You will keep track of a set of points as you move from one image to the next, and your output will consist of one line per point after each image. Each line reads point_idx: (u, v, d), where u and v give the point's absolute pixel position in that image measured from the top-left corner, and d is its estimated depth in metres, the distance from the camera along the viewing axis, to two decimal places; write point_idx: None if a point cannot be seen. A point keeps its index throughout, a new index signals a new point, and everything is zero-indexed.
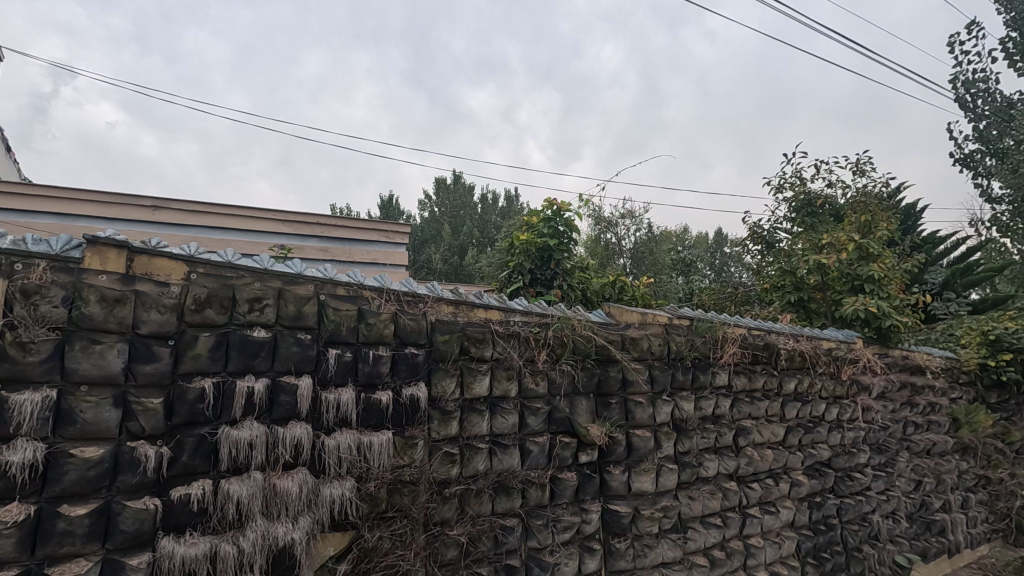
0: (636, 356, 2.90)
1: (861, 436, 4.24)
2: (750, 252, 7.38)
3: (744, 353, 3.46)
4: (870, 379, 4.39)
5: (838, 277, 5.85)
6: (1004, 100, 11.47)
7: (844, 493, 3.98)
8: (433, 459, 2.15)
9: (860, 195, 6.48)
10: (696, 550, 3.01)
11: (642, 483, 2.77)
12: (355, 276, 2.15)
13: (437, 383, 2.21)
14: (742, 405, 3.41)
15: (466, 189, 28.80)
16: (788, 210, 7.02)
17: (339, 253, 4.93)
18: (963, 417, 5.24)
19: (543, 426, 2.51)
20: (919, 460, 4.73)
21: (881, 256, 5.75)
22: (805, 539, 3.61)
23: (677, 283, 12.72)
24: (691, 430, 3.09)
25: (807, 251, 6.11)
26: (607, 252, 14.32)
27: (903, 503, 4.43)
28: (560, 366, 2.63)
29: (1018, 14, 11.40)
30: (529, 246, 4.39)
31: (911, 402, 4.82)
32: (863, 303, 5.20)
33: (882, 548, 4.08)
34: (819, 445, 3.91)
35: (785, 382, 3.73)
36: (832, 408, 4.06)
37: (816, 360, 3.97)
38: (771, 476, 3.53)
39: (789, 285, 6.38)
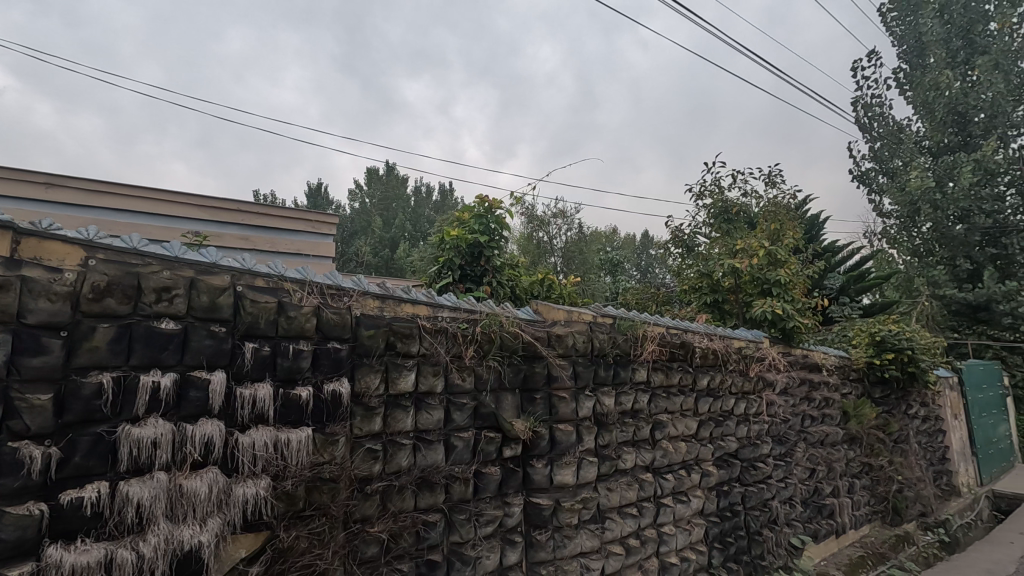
0: (561, 352, 2.98)
1: (765, 428, 4.58)
2: (672, 254, 7.75)
3: (663, 350, 3.64)
4: (774, 376, 4.74)
5: (749, 281, 6.26)
6: (895, 124, 12.73)
7: (749, 481, 4.29)
8: (355, 456, 2.11)
9: (771, 205, 6.96)
10: (613, 539, 3.13)
11: (564, 476, 2.86)
12: (275, 267, 2.07)
13: (361, 378, 2.17)
14: (659, 400, 3.59)
15: (398, 182, 28.25)
16: (707, 216, 7.42)
17: (262, 242, 4.70)
18: (852, 411, 5.77)
19: (468, 422, 2.53)
20: (814, 450, 5.17)
21: (787, 262, 6.22)
22: (712, 525, 3.85)
23: (605, 283, 13.10)
24: (611, 424, 3.22)
25: (723, 255, 6.50)
26: (538, 250, 14.53)
27: (799, 490, 4.83)
28: (486, 363, 2.65)
29: (909, 48, 12.67)
30: (459, 242, 4.38)
31: (809, 397, 5.25)
32: (771, 306, 5.61)
33: (779, 531, 4.42)
34: (727, 437, 4.18)
35: (699, 378, 3.95)
36: (740, 403, 4.35)
37: (727, 358, 4.24)
38: (684, 467, 3.74)
39: (705, 287, 6.76)
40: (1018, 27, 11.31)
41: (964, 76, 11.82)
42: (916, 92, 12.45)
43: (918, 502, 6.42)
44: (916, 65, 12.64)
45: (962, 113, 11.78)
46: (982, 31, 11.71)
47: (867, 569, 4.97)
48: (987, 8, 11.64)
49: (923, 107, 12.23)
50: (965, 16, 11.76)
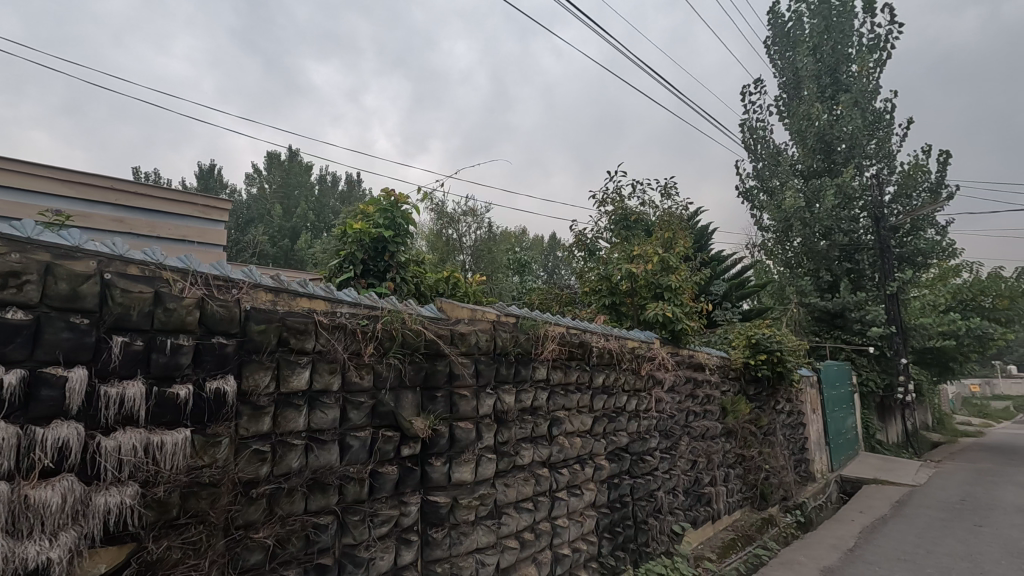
0: (464, 351, 2.99)
1: (653, 424, 4.89)
2: (575, 257, 8.04)
3: (562, 350, 3.78)
4: (663, 374, 5.08)
5: (644, 285, 6.67)
6: (774, 147, 14.10)
7: (637, 473, 4.57)
8: (239, 459, 1.98)
9: (665, 215, 7.44)
10: (509, 534, 3.19)
11: (462, 473, 2.87)
12: (152, 254, 1.90)
13: (248, 376, 2.04)
14: (557, 397, 3.72)
15: (301, 168, 26.76)
16: (608, 222, 7.78)
17: (139, 225, 4.26)
18: (729, 407, 6.32)
19: (365, 421, 2.46)
20: (695, 443, 5.61)
21: (678, 269, 6.69)
22: (602, 516, 4.05)
23: (512, 282, 13.30)
24: (510, 420, 3.28)
25: (621, 260, 6.88)
26: (447, 248, 14.44)
27: (682, 480, 5.21)
28: (386, 360, 2.59)
29: (787, 80, 14.09)
30: (363, 236, 4.27)
31: (693, 394, 5.69)
32: (662, 309, 6.01)
33: (663, 519, 4.75)
34: (619, 432, 4.42)
35: (595, 376, 4.15)
36: (631, 400, 4.62)
37: (621, 357, 4.48)
38: (578, 461, 3.90)
39: (604, 290, 7.10)
40: (874, 71, 12.98)
41: (831, 109, 13.36)
42: (792, 121, 13.88)
43: (781, 488, 7.18)
44: (792, 95, 14.09)
45: (828, 142, 13.31)
46: (845, 70, 13.31)
47: (737, 549, 5.48)
48: (850, 51, 13.24)
49: (797, 135, 13.65)
50: (833, 56, 13.30)
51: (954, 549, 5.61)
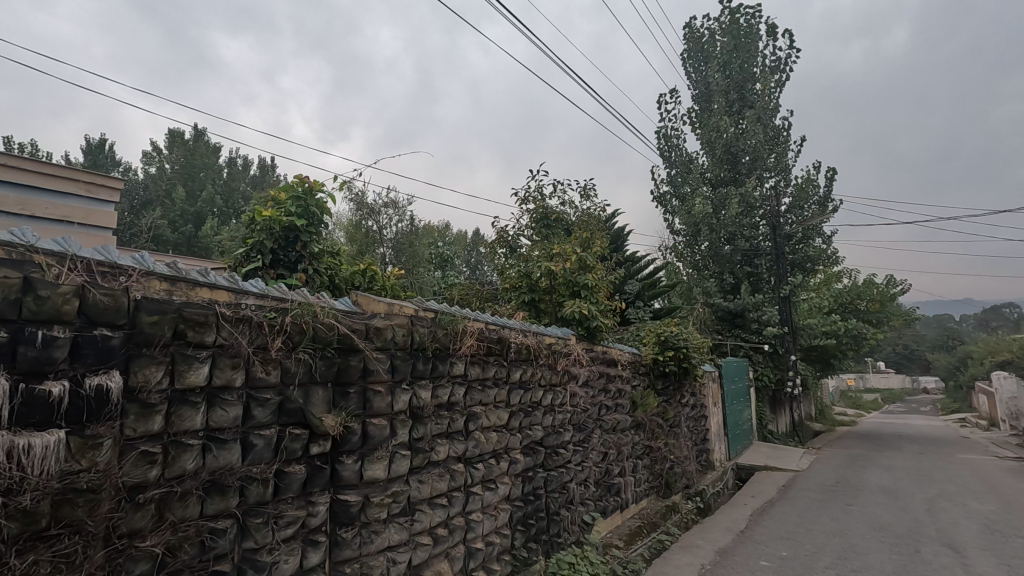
0: (379, 345, 2.93)
1: (567, 417, 5.03)
2: (496, 254, 8.09)
3: (480, 346, 3.80)
4: (578, 369, 5.24)
5: (562, 283, 6.83)
6: (686, 155, 14.91)
7: (551, 466, 4.69)
8: (124, 461, 1.82)
9: (584, 215, 7.67)
10: (422, 531, 3.16)
11: (375, 470, 2.81)
12: (22, 235, 1.70)
13: (137, 371, 1.88)
14: (474, 393, 3.73)
15: (208, 149, 24.87)
16: (529, 220, 7.90)
17: (7, 203, 3.77)
18: (639, 401, 6.63)
19: (271, 418, 2.34)
20: (607, 435, 5.84)
21: (594, 268, 6.91)
22: (516, 509, 4.12)
23: (433, 278, 13.14)
24: (426, 416, 3.25)
25: (541, 258, 7.01)
26: (366, 240, 13.98)
27: (593, 472, 5.41)
28: (295, 355, 2.47)
29: (699, 93, 14.96)
30: (273, 224, 4.07)
31: (605, 389, 5.92)
32: (579, 306, 6.19)
33: (574, 510, 4.91)
34: (535, 427, 4.51)
35: (513, 371, 4.20)
36: (547, 394, 4.73)
37: (538, 353, 4.58)
38: (494, 455, 3.94)
39: (524, 286, 7.20)
40: (775, 90, 14.07)
41: (737, 123, 14.34)
42: (702, 131, 14.75)
43: (683, 477, 7.64)
44: (704, 107, 14.97)
45: (734, 154, 14.28)
46: (750, 88, 14.32)
47: (642, 536, 5.77)
48: (755, 70, 14.25)
49: (707, 145, 14.53)
50: (740, 74, 14.27)
51: (828, 527, 6.23)
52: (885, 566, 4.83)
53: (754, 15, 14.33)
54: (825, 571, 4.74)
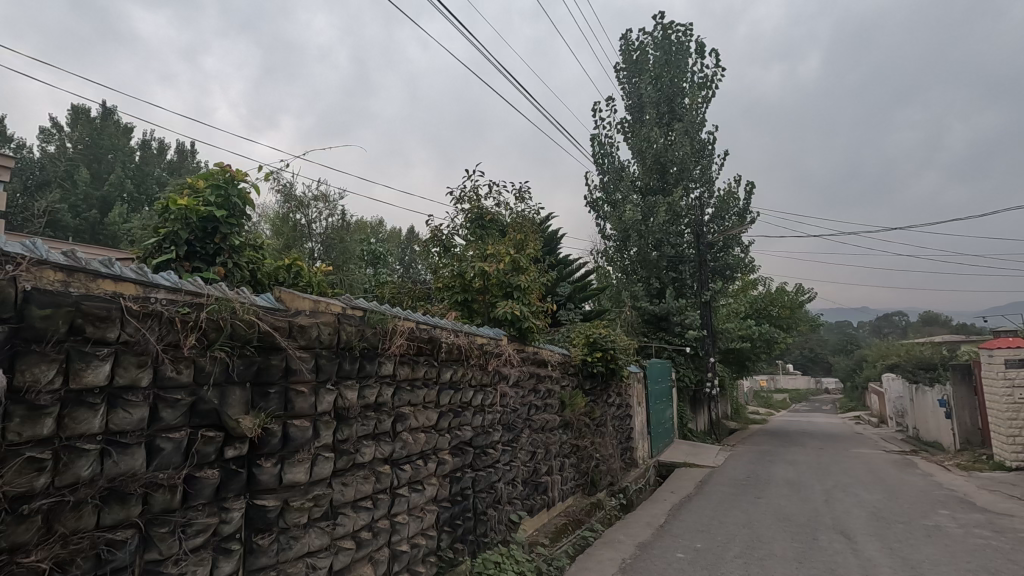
0: (303, 344, 2.82)
1: (497, 417, 5.07)
2: (430, 253, 8.01)
3: (410, 345, 3.74)
4: (508, 369, 5.28)
5: (495, 284, 6.87)
6: (618, 163, 15.40)
7: (480, 466, 4.70)
8: (7, 469, 1.65)
9: (519, 217, 7.73)
10: (344, 535, 3.07)
11: (295, 474, 2.70)
12: None
13: (25, 369, 1.71)
14: (402, 393, 3.67)
15: (117, 129, 22.94)
16: (464, 220, 7.88)
17: None
18: (567, 400, 6.77)
19: (181, 421, 2.20)
20: (535, 435, 5.93)
21: (527, 270, 7.00)
22: (443, 510, 4.09)
23: (363, 275, 12.80)
24: (352, 418, 3.17)
25: (475, 258, 7.00)
26: (294, 234, 13.40)
27: (521, 471, 5.47)
28: (211, 353, 2.34)
29: (632, 103, 15.50)
30: (189, 214, 3.82)
31: (535, 389, 6.01)
32: (511, 307, 6.24)
33: (502, 509, 4.94)
34: (464, 427, 4.50)
35: (443, 371, 4.18)
36: (477, 394, 4.73)
37: (469, 353, 4.58)
38: (422, 456, 3.89)
39: (457, 286, 7.17)
40: (701, 106, 14.81)
41: (666, 135, 14.98)
42: (634, 141, 15.28)
43: (608, 474, 7.89)
44: (636, 118, 15.52)
45: (663, 164, 14.90)
46: (679, 102, 15.00)
47: (567, 533, 5.90)
48: (685, 85, 14.94)
49: (638, 154, 15.09)
50: (670, 88, 14.91)
51: (739, 519, 6.64)
52: (786, 553, 5.21)
53: (683, 32, 15.03)
54: (733, 560, 5.05)
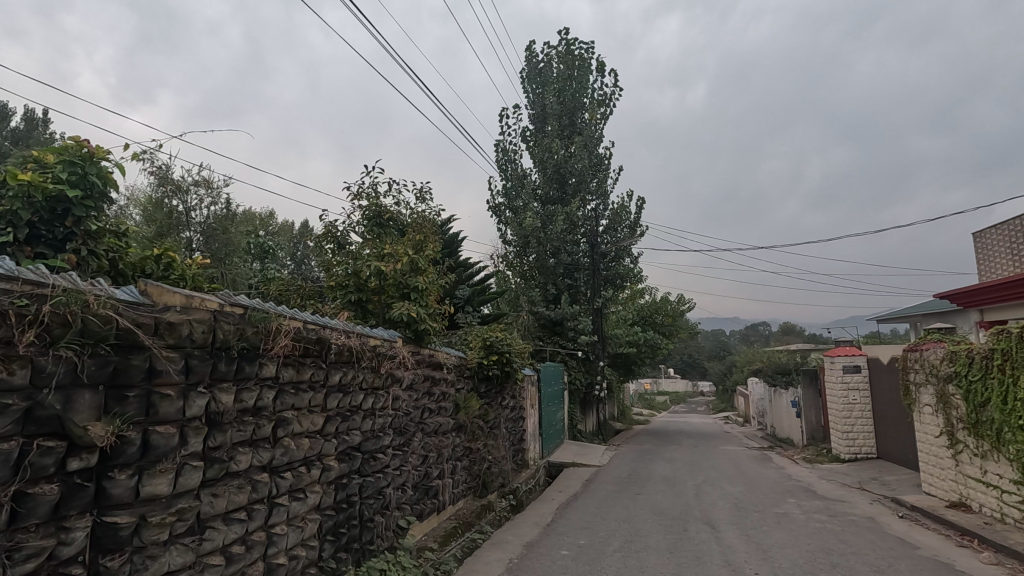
0: (171, 343, 2.56)
1: (388, 421, 4.95)
2: (322, 250, 7.64)
3: (296, 346, 3.55)
4: (402, 372, 5.19)
5: (392, 284, 6.72)
6: (520, 171, 15.69)
7: (368, 471, 4.56)
8: None
9: (419, 216, 7.61)
10: (212, 551, 2.83)
11: (155, 486, 2.44)
12: None
13: None
14: (286, 396, 3.47)
15: None
16: (361, 217, 7.62)
17: None
18: (462, 403, 6.77)
19: (12, 429, 1.92)
20: (428, 438, 5.87)
21: (425, 271, 6.91)
22: (327, 518, 3.92)
23: (247, 271, 11.93)
24: (226, 423, 2.93)
25: (371, 257, 6.81)
26: (169, 221, 12.06)
27: (411, 475, 5.38)
28: (55, 352, 2.06)
29: (535, 113, 15.89)
30: (33, 190, 3.34)
31: (429, 392, 5.95)
32: (407, 308, 6.12)
33: (390, 515, 4.83)
34: (352, 431, 4.35)
35: (330, 374, 4.02)
36: (368, 398, 4.60)
37: (361, 355, 4.43)
38: (305, 463, 3.70)
39: (351, 285, 6.93)
40: (600, 122, 15.60)
41: (566, 147, 15.55)
42: (536, 150, 15.68)
43: (499, 476, 8.01)
44: (538, 128, 15.94)
45: (563, 174, 15.45)
46: (580, 117, 15.67)
47: (456, 536, 5.89)
48: (585, 100, 15.60)
49: (539, 163, 15.50)
50: (572, 102, 15.53)
51: (620, 515, 7.02)
52: (660, 545, 5.60)
53: (585, 50, 15.73)
54: (613, 554, 5.33)
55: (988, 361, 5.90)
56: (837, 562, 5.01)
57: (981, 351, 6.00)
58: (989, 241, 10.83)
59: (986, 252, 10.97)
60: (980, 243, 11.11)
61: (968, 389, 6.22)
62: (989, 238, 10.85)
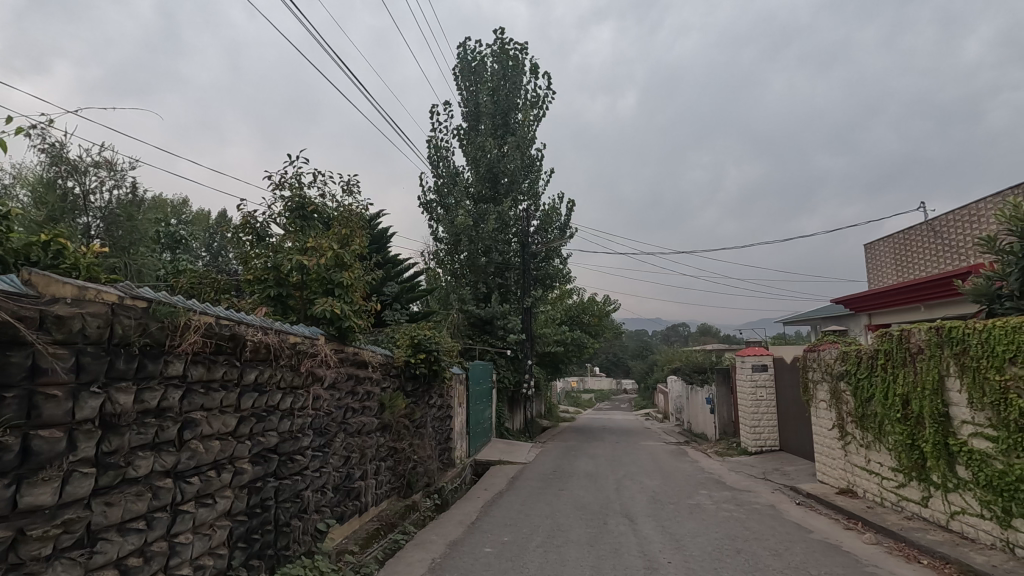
0: (60, 339, 2.34)
1: (308, 421, 4.77)
2: (239, 241, 7.22)
3: (207, 343, 3.34)
4: (324, 370, 5.02)
5: (315, 279, 6.47)
6: (453, 168, 15.57)
7: (284, 474, 4.36)
8: None
9: (345, 210, 7.36)
10: (104, 564, 2.61)
11: (37, 496, 2.22)
12: None
13: None
14: (194, 396, 3.26)
15: None
16: (283, 208, 7.27)
17: None
18: (387, 402, 6.64)
19: None
20: (351, 438, 5.71)
21: (352, 266, 6.70)
22: (237, 525, 3.71)
23: (154, 262, 11.03)
24: (124, 426, 2.71)
25: (293, 251, 6.53)
26: (64, 205, 10.89)
27: (332, 477, 5.21)
28: None
29: (469, 111, 15.83)
30: None
31: (352, 391, 5.79)
32: (331, 304, 5.92)
33: (307, 519, 4.65)
34: (268, 432, 4.15)
35: (245, 372, 3.81)
36: (286, 397, 4.41)
37: (279, 353, 4.23)
38: (214, 467, 3.48)
39: (271, 280, 6.60)
40: (533, 123, 15.78)
41: (499, 146, 15.63)
42: (468, 147, 15.63)
43: (424, 476, 7.91)
44: (471, 126, 15.90)
45: (495, 174, 15.51)
46: (513, 117, 15.79)
47: (379, 538, 5.76)
48: (518, 101, 15.72)
49: (472, 161, 15.47)
50: (505, 102, 15.61)
51: (543, 510, 7.14)
52: (580, 539, 5.74)
53: (519, 51, 15.86)
54: (534, 550, 5.41)
55: (873, 361, 6.52)
56: (742, 547, 5.36)
57: (868, 351, 6.62)
58: (878, 253, 11.96)
59: (875, 262, 12.10)
60: (871, 255, 12.25)
61: (856, 386, 6.85)
62: (878, 250, 11.98)
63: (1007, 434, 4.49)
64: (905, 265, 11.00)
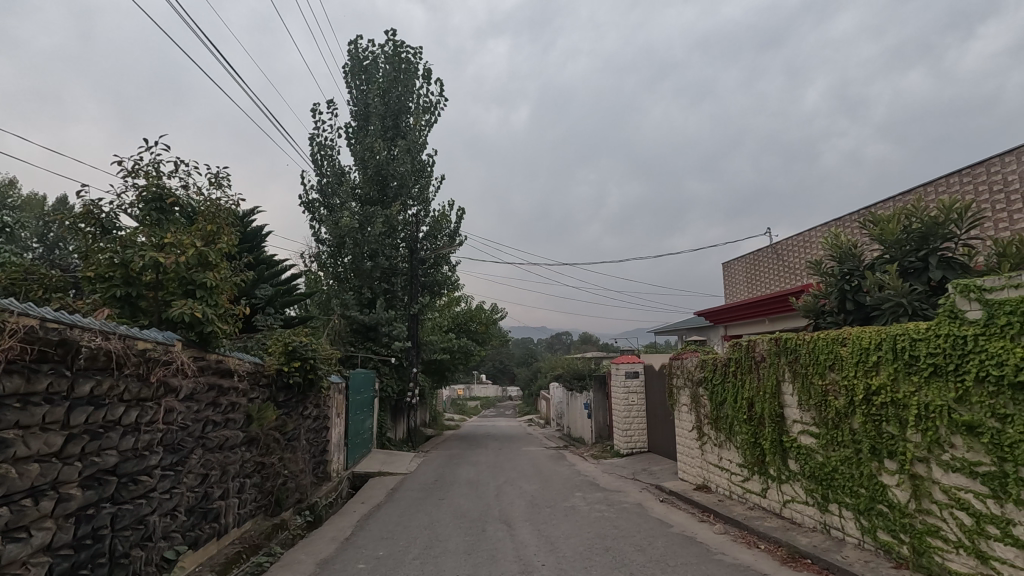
0: None
1: (157, 437, 4.26)
2: (79, 233, 6.33)
3: (27, 349, 2.88)
4: (179, 381, 4.53)
5: (173, 278, 5.83)
6: (338, 168, 14.91)
7: (124, 498, 3.86)
8: None
9: (211, 204, 6.74)
10: None
11: None
12: None
13: None
14: (7, 412, 2.78)
15: None
16: (135, 198, 6.48)
17: None
18: (255, 414, 6.15)
19: None
20: (210, 455, 5.19)
21: (218, 266, 6.13)
22: (61, 560, 3.21)
23: None
24: None
25: (146, 246, 5.84)
26: None
27: (185, 498, 4.71)
28: None
29: (357, 110, 15.33)
30: None
31: (213, 403, 5.29)
32: (191, 308, 5.36)
33: (152, 548, 4.14)
34: (106, 451, 3.65)
35: (78, 383, 3.33)
36: (130, 411, 3.91)
37: (123, 361, 3.74)
38: (31, 495, 2.99)
39: (117, 278, 5.85)
40: (424, 129, 15.65)
41: (389, 148, 15.28)
42: (356, 147, 15.11)
43: (295, 491, 7.43)
44: (360, 125, 15.41)
45: (384, 176, 15.15)
46: (404, 120, 15.52)
47: (239, 562, 5.29)
48: (410, 105, 15.52)
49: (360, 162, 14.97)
50: (396, 104, 15.30)
51: (421, 521, 7.02)
52: (457, 548, 5.71)
53: (412, 55, 15.69)
54: (410, 562, 5.29)
55: (725, 367, 7.26)
56: (610, 545, 5.69)
57: (722, 359, 7.36)
58: (734, 272, 13.35)
59: (731, 280, 13.51)
60: (728, 273, 13.63)
61: (712, 390, 7.58)
62: (734, 269, 13.36)
63: (826, 430, 5.21)
64: (755, 283, 12.38)
